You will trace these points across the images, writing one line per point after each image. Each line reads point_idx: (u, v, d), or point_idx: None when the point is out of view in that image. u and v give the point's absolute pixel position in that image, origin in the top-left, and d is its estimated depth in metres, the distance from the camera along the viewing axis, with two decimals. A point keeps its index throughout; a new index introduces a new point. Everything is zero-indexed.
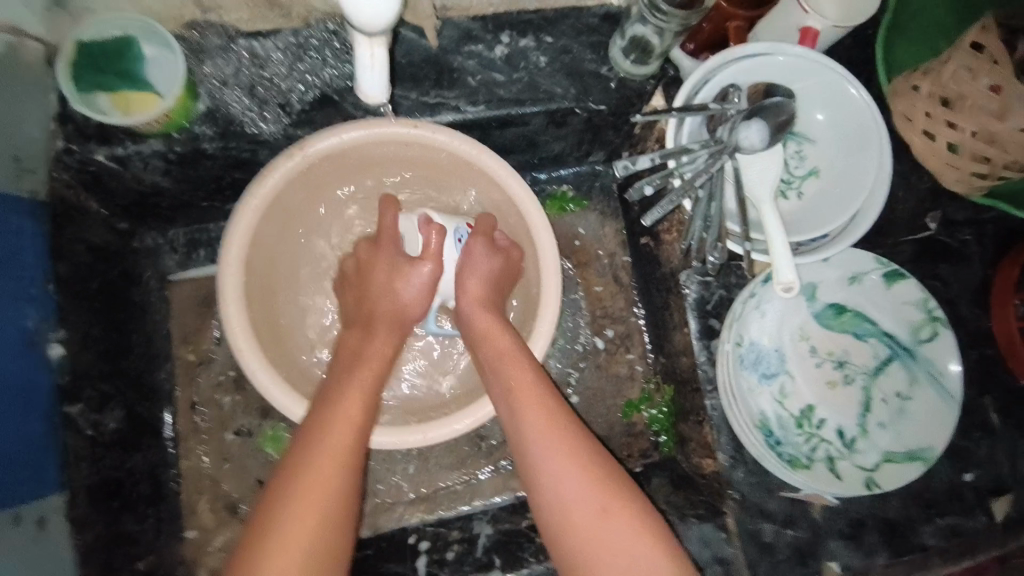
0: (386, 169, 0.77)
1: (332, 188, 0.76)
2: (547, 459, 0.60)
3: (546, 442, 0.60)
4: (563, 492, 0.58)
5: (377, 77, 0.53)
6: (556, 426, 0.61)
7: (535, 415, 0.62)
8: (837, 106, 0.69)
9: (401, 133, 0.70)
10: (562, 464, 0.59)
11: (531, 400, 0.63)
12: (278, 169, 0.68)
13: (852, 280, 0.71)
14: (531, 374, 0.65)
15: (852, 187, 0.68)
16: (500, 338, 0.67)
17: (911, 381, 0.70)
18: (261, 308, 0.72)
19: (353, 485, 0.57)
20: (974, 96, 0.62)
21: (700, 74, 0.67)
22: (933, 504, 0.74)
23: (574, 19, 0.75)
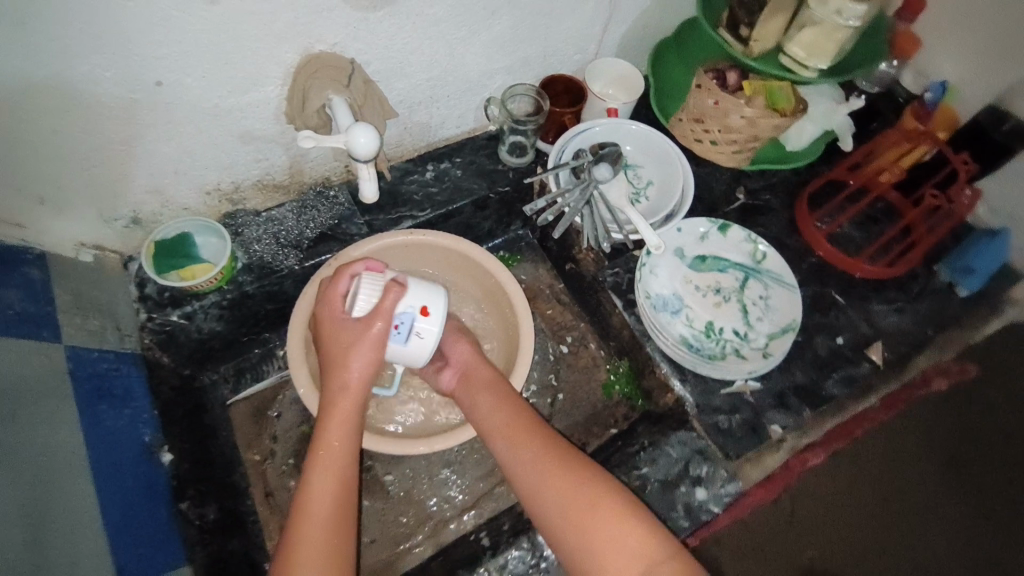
0: (401, 269, 1.08)
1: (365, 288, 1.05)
2: (532, 461, 0.77)
3: (531, 448, 0.78)
4: (541, 485, 0.75)
5: (371, 184, 0.85)
6: (519, 420, 0.81)
7: (512, 425, 0.81)
8: (644, 144, 1.11)
9: (397, 240, 1.02)
10: (554, 469, 0.75)
11: (510, 424, 0.81)
12: (316, 282, 0.96)
13: (701, 238, 1.07)
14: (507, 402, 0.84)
15: (673, 184, 1.08)
16: (478, 383, 0.88)
17: (766, 286, 1.03)
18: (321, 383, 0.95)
19: (346, 505, 0.73)
20: (708, 112, 1.03)
21: (558, 148, 1.08)
22: (825, 364, 1.01)
23: (471, 144, 1.16)
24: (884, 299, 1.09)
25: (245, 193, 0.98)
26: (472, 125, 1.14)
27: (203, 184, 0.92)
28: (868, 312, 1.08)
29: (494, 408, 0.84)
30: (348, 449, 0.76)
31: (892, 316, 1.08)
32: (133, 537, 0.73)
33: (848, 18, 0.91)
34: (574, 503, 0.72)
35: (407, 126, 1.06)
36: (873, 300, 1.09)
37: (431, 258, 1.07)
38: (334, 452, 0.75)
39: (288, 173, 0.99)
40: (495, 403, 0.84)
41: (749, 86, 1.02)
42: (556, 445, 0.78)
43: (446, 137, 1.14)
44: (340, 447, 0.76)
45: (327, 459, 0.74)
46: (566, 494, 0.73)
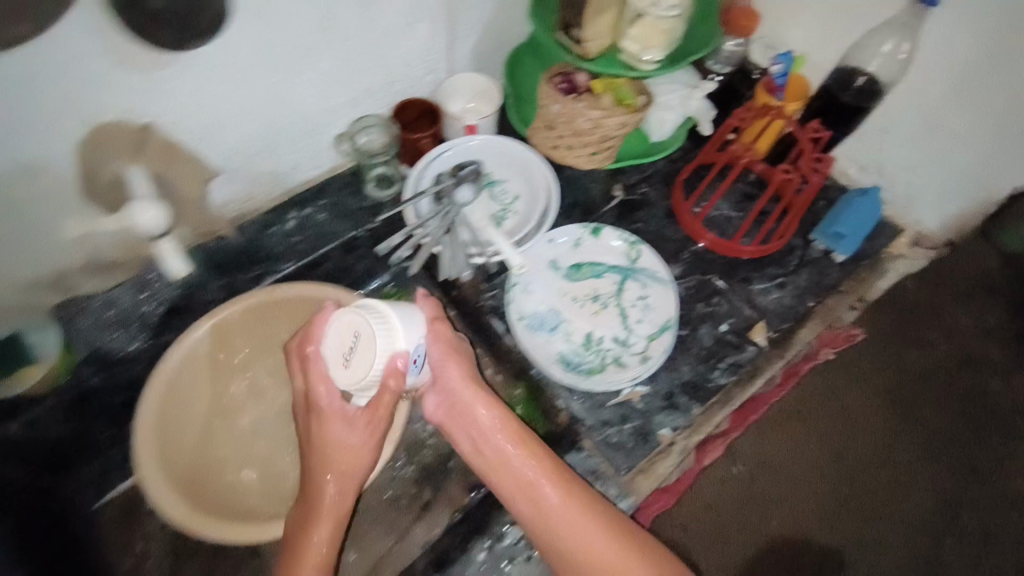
0: (267, 331, 0.99)
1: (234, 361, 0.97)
2: (544, 499, 0.78)
3: (539, 487, 0.79)
4: (561, 524, 0.76)
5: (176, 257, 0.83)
6: (537, 457, 0.80)
7: (539, 462, 0.80)
8: (506, 158, 1.08)
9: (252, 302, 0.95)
10: (584, 506, 0.78)
11: (539, 454, 0.81)
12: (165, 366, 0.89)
13: (575, 246, 1.04)
14: (531, 436, 0.83)
15: (538, 196, 1.04)
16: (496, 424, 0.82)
17: (643, 287, 1.01)
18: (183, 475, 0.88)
19: None
20: (557, 119, 1.00)
21: (415, 176, 1.03)
22: (711, 355, 1.00)
23: (334, 184, 1.10)
24: (764, 278, 1.09)
25: (70, 280, 0.89)
26: (329, 164, 1.09)
27: (15, 281, 0.84)
28: (750, 293, 1.07)
29: (519, 432, 0.82)
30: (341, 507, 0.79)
31: (773, 293, 1.08)
32: None
33: (667, 9, 0.89)
34: (573, 536, 0.76)
35: (247, 179, 0.99)
36: (754, 280, 1.09)
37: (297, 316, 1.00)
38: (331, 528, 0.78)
39: (117, 252, 0.90)
40: (514, 432, 0.82)
41: (600, 82, 1.01)
42: (562, 480, 0.79)
43: (303, 179, 1.08)
44: (326, 522, 0.78)
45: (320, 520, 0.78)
46: (576, 531, 0.76)
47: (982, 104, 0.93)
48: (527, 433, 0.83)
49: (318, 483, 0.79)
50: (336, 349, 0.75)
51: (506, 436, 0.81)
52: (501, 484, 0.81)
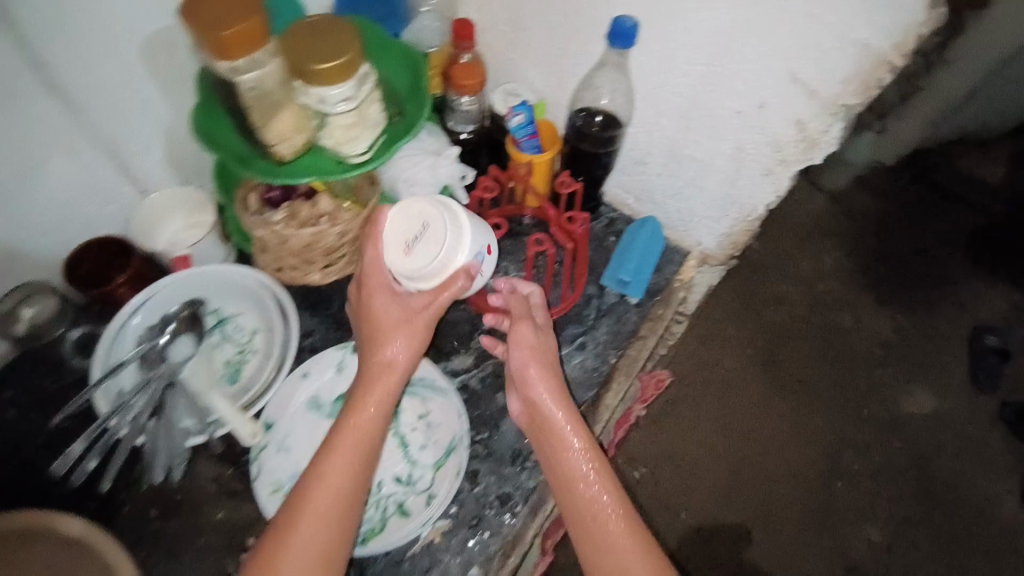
0: None
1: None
2: (587, 541, 0.72)
3: (577, 511, 0.74)
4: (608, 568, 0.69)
5: None
6: (598, 463, 0.77)
7: (600, 472, 0.76)
8: (232, 290, 0.89)
9: None
10: (593, 543, 0.71)
11: (589, 453, 0.77)
12: None
13: (338, 372, 0.88)
14: (585, 438, 0.78)
15: (276, 328, 0.87)
16: (565, 410, 0.80)
17: (424, 402, 0.87)
18: None
19: None
20: (265, 241, 0.83)
21: (106, 339, 0.81)
22: (518, 454, 0.89)
23: (17, 370, 0.88)
24: (564, 341, 1.00)
25: None
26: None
27: None
28: None
29: (580, 437, 0.78)
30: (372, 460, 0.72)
31: (576, 357, 0.99)
32: None
33: (337, 104, 0.74)
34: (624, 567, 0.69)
35: None
36: (554, 347, 0.99)
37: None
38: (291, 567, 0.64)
39: None
40: (573, 426, 0.79)
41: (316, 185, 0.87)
42: (622, 493, 0.75)
43: None
44: (314, 536, 0.66)
45: (308, 531, 0.66)
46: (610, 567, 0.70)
47: (715, 125, 0.86)
48: (580, 432, 0.78)
49: (342, 448, 0.71)
50: (401, 232, 0.78)
51: (577, 429, 0.79)
52: (563, 495, 0.76)
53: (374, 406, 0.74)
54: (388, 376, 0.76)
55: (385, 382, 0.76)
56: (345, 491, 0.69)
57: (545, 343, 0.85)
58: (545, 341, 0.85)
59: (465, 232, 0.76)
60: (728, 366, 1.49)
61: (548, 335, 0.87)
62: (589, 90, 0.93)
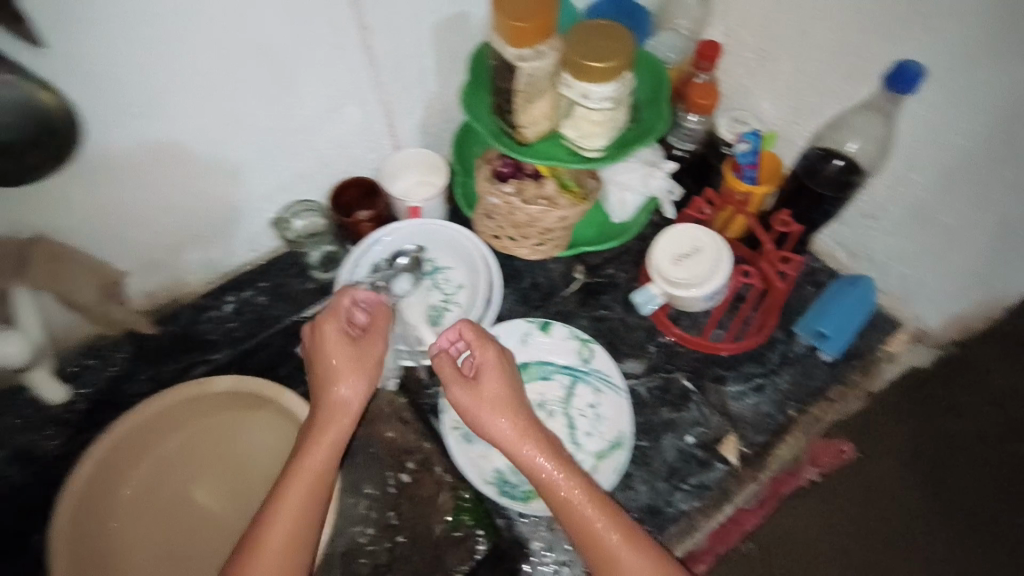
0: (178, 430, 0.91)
1: (181, 434, 0.92)
2: (595, 546, 0.71)
3: (587, 525, 0.72)
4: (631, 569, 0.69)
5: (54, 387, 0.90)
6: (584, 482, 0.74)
7: (591, 492, 0.74)
8: (450, 244, 1.01)
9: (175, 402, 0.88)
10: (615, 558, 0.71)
11: (574, 473, 0.74)
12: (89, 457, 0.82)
13: (523, 341, 0.96)
14: (576, 472, 0.75)
15: (481, 287, 0.98)
16: (536, 429, 0.77)
17: (595, 391, 0.92)
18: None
19: None
20: (494, 209, 0.93)
21: (350, 264, 0.97)
22: (674, 473, 0.89)
23: (277, 264, 1.05)
24: (740, 378, 0.97)
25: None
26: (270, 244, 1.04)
27: None
28: (723, 397, 0.96)
29: (557, 458, 0.75)
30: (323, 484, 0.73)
31: (750, 398, 0.96)
32: None
33: (598, 101, 0.80)
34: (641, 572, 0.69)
35: (179, 267, 0.96)
36: (728, 381, 0.97)
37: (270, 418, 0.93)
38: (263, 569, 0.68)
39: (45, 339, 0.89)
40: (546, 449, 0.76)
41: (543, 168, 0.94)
42: (612, 511, 0.73)
43: (244, 261, 1.03)
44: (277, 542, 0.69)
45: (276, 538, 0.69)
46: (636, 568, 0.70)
47: (980, 193, 0.80)
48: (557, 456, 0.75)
49: (292, 485, 0.72)
50: (672, 249, 0.91)
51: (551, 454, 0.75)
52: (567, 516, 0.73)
53: (327, 460, 0.75)
54: (334, 427, 0.76)
55: (320, 452, 0.74)
56: (315, 495, 0.73)
57: (496, 388, 0.78)
58: (484, 388, 0.78)
59: (722, 271, 0.88)
60: (886, 456, 1.06)
61: (484, 376, 0.78)
62: (839, 130, 0.88)
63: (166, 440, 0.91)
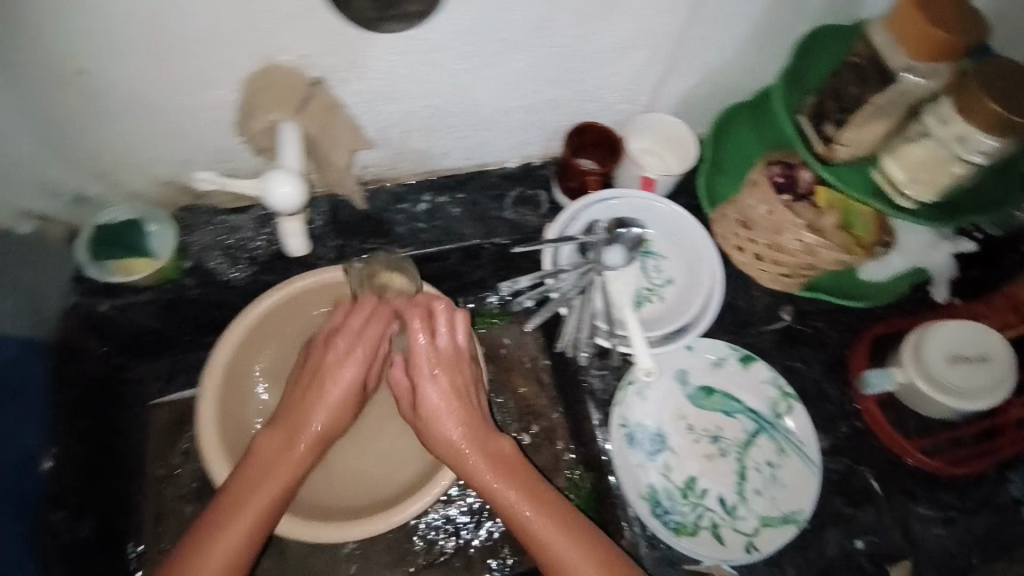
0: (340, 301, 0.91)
1: (335, 304, 0.92)
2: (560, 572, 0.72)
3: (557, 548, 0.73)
4: None
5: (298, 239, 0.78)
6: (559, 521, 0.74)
7: (561, 530, 0.74)
8: (674, 229, 0.90)
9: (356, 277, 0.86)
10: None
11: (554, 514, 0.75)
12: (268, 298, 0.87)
13: (715, 365, 0.86)
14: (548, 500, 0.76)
15: (697, 289, 0.87)
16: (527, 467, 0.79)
17: (780, 451, 0.81)
18: (231, 418, 0.86)
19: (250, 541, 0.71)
20: (758, 219, 0.78)
21: (569, 213, 0.88)
22: (826, 570, 0.79)
23: (480, 180, 0.99)
24: (933, 503, 0.83)
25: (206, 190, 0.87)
26: (485, 159, 0.97)
27: (154, 175, 0.81)
28: (907, 515, 0.82)
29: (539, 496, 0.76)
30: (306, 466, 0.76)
31: (937, 528, 0.82)
32: None
33: (973, 154, 0.64)
34: None
35: (401, 151, 0.90)
36: (918, 500, 0.83)
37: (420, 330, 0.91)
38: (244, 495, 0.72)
39: None
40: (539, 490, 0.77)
41: (827, 196, 0.77)
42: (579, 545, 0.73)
43: (451, 168, 0.97)
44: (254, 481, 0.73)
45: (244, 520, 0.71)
46: None
47: None
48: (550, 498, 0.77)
49: (264, 449, 0.76)
50: (953, 344, 0.75)
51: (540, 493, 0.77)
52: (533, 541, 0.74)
53: (323, 424, 0.78)
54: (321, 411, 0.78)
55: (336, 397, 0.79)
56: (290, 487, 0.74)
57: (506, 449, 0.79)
58: (458, 379, 0.80)
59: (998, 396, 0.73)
60: None
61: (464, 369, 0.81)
62: None
63: (322, 318, 0.93)
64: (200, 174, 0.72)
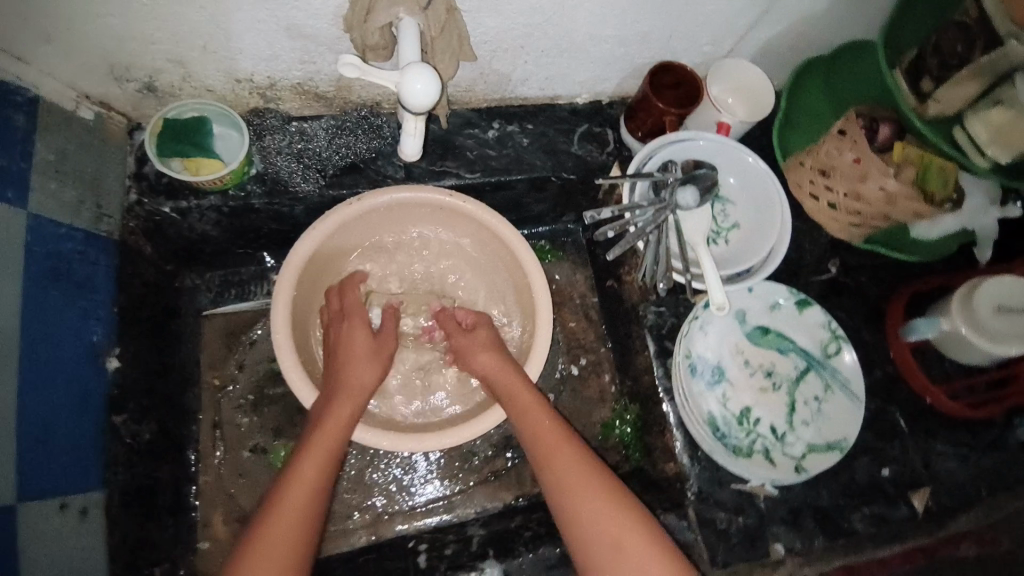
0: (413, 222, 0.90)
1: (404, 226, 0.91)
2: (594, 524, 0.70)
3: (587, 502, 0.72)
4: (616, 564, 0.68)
5: (415, 140, 0.76)
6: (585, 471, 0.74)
7: (588, 481, 0.73)
8: (743, 174, 0.93)
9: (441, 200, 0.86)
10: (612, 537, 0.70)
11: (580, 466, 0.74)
12: (337, 215, 0.83)
13: (772, 307, 0.91)
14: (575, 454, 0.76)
15: (763, 234, 0.90)
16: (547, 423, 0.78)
17: (826, 388, 0.88)
18: (300, 341, 0.84)
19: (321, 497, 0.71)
20: (842, 167, 0.83)
21: (645, 151, 0.89)
22: (858, 494, 0.87)
23: (549, 113, 0.98)
24: (949, 441, 0.92)
25: (280, 92, 0.83)
26: (558, 91, 0.96)
27: (234, 69, 0.78)
28: (928, 450, 0.91)
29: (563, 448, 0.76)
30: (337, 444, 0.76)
31: (951, 462, 0.91)
32: (41, 426, 0.67)
33: None
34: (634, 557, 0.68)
35: (484, 72, 0.88)
36: (937, 437, 0.92)
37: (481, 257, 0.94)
38: (317, 448, 0.73)
39: (334, 85, 0.84)
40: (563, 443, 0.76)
41: (904, 151, 0.82)
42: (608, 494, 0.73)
43: (523, 96, 0.95)
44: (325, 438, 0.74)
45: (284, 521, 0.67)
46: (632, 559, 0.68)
47: None
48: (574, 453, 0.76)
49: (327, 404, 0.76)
50: (1004, 294, 0.84)
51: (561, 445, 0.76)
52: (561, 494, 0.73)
53: (354, 383, 0.79)
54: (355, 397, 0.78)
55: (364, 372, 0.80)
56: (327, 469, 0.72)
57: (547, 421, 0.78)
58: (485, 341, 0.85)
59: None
60: None
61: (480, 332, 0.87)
62: None
63: (388, 239, 0.92)
64: (343, 56, 0.65)
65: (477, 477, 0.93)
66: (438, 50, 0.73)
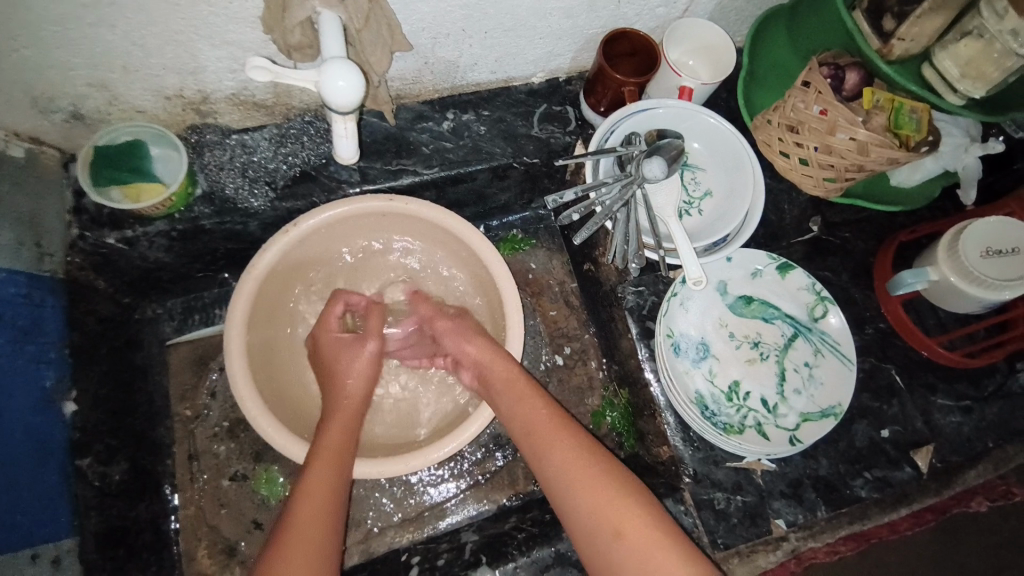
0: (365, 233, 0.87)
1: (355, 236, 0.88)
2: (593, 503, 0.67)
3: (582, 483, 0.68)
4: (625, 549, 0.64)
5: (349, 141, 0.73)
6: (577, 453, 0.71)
7: (581, 470, 0.69)
8: (711, 140, 0.89)
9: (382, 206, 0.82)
10: (618, 518, 0.65)
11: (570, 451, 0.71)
12: (275, 245, 0.80)
13: (753, 275, 0.87)
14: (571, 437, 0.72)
15: (736, 200, 0.87)
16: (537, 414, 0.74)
17: (816, 352, 0.85)
18: (264, 377, 0.82)
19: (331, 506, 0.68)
20: (810, 122, 0.79)
21: (608, 124, 0.84)
22: (859, 458, 0.85)
23: (504, 96, 0.94)
24: (951, 394, 0.89)
25: (216, 106, 0.79)
26: (511, 73, 0.91)
27: (163, 87, 0.74)
28: (928, 406, 0.88)
29: (560, 438, 0.72)
30: (344, 453, 0.72)
31: (955, 416, 0.88)
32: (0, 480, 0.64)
33: None
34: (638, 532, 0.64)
35: (428, 61, 0.84)
36: (938, 392, 0.89)
37: (441, 253, 0.91)
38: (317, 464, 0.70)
39: (271, 92, 0.79)
40: (557, 434, 0.73)
41: (873, 97, 0.77)
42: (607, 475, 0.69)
43: (475, 82, 0.91)
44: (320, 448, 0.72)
45: (307, 533, 0.64)
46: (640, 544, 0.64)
47: None
48: (566, 439, 0.72)
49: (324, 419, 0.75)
50: (990, 238, 0.82)
51: (555, 435, 0.72)
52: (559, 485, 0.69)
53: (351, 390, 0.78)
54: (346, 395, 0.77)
55: (357, 371, 0.79)
56: (342, 470, 0.70)
57: (541, 415, 0.74)
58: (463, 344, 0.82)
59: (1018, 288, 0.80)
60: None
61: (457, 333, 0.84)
62: None
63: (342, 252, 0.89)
64: (251, 58, 0.61)
65: (468, 480, 0.91)
66: (364, 41, 0.69)
